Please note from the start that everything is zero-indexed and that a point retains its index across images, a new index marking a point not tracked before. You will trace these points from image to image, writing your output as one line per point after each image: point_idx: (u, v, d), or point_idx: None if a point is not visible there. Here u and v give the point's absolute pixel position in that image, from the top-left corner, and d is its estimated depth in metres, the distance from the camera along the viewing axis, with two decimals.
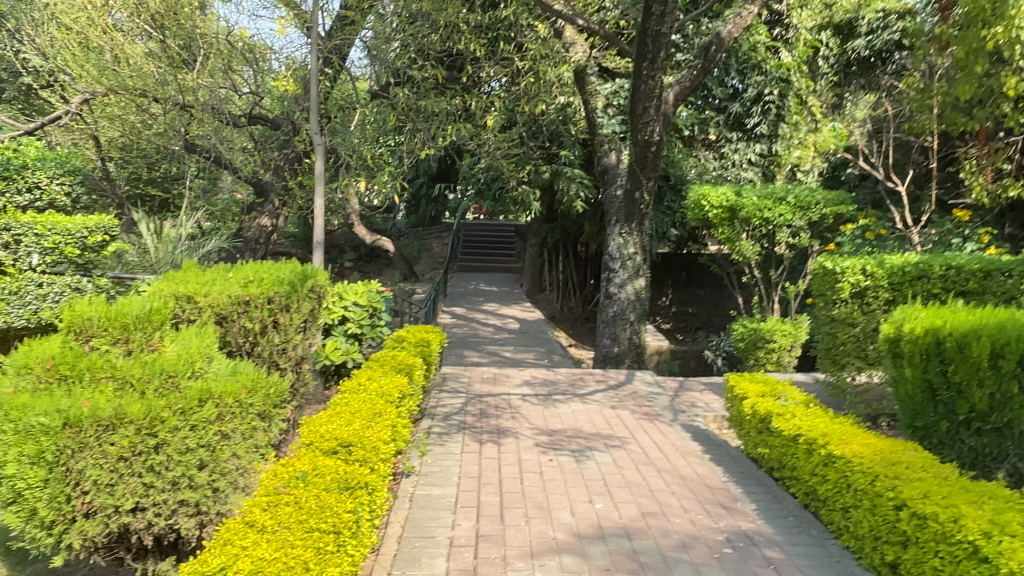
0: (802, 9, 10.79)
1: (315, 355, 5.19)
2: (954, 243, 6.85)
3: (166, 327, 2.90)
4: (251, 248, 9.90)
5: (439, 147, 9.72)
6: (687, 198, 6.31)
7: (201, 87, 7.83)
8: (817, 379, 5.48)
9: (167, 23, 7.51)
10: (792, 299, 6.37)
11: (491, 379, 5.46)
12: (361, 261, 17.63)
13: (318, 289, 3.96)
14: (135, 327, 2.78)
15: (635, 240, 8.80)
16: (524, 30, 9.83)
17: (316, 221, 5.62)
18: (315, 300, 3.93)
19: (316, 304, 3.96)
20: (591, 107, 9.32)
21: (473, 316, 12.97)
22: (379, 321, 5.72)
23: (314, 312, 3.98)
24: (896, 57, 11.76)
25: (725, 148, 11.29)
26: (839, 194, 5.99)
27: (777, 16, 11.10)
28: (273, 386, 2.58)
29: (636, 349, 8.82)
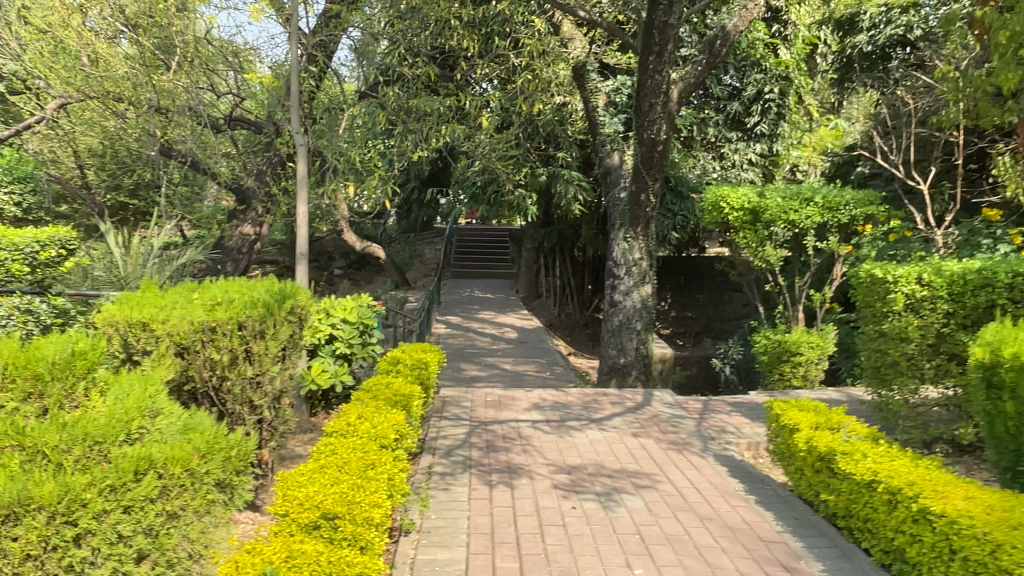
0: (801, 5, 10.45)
1: (300, 379, 4.81)
2: (986, 245, 6.38)
3: (95, 374, 2.41)
4: (233, 258, 9.34)
5: (431, 149, 9.20)
6: (704, 200, 5.82)
7: (178, 89, 7.30)
8: (853, 398, 5.00)
9: (142, 23, 7.09)
10: (817, 308, 5.87)
11: (495, 403, 4.92)
12: (351, 268, 17.10)
13: (300, 310, 3.40)
14: (65, 373, 2.26)
15: (640, 245, 8.31)
16: (520, 25, 9.35)
17: (300, 230, 5.09)
18: (296, 323, 3.38)
19: (297, 330, 3.45)
20: (591, 106, 8.83)
21: (469, 325, 12.44)
22: (371, 339, 5.23)
23: (296, 338, 3.45)
24: (899, 53, 11.25)
25: (725, 148, 10.82)
26: (871, 194, 5.48)
27: (775, 12, 10.74)
28: (235, 447, 2.05)
29: (643, 360, 8.29)
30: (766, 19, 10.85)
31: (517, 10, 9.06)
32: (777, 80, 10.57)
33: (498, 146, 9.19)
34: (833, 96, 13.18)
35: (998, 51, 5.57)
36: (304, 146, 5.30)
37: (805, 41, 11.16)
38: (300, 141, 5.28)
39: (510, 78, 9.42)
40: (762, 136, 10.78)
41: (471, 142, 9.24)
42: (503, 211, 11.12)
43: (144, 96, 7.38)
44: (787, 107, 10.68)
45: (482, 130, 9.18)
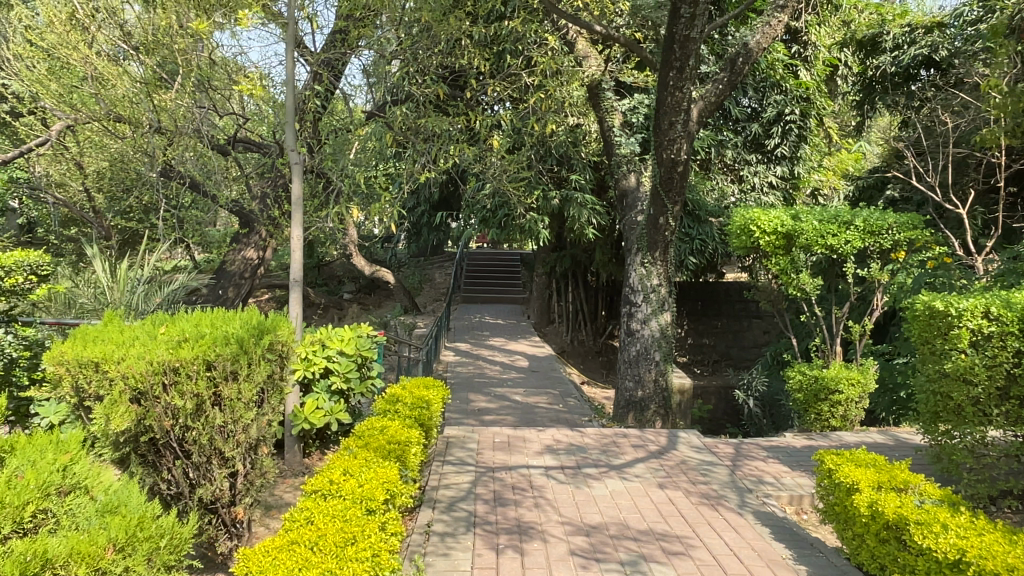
0: (820, 26, 10.14)
1: (291, 418, 4.38)
2: None
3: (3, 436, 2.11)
4: (235, 283, 9.01)
5: (440, 171, 8.86)
6: (732, 223, 5.47)
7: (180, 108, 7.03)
8: (899, 443, 4.53)
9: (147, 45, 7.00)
10: (856, 341, 5.41)
11: (504, 446, 4.47)
12: (361, 292, 16.79)
13: (282, 346, 3.00)
14: None
15: (659, 271, 7.88)
16: (532, 44, 9.04)
17: (293, 255, 4.71)
18: (277, 360, 2.97)
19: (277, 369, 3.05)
20: (606, 126, 8.46)
21: (479, 352, 12.02)
22: (371, 372, 4.85)
23: (276, 378, 3.05)
24: (924, 74, 10.83)
25: (743, 170, 10.42)
26: (915, 217, 5.03)
27: (793, 33, 10.46)
28: (162, 534, 1.94)
29: (662, 393, 7.80)
30: (784, 40, 10.56)
31: (530, 27, 8.74)
32: (797, 102, 10.16)
33: (510, 168, 8.83)
34: (855, 118, 12.78)
35: None
36: (300, 165, 4.92)
37: (824, 62, 10.82)
38: (296, 159, 4.92)
39: (522, 97, 9.08)
40: (783, 158, 10.44)
41: (482, 164, 8.89)
42: (514, 234, 10.76)
43: (143, 117, 7.12)
44: (808, 129, 10.27)
45: (493, 152, 8.82)
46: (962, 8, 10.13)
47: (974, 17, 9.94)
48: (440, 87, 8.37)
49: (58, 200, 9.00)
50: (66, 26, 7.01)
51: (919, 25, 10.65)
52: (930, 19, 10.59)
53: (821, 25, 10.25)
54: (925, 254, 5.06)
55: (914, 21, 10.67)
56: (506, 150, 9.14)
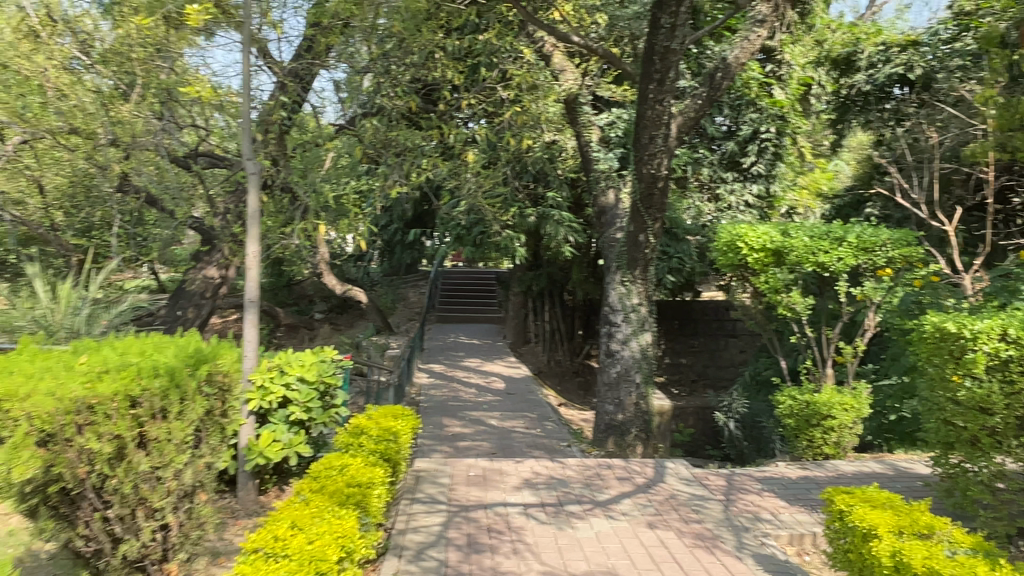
0: (794, 45, 10.08)
1: (244, 452, 4.07)
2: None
3: None
4: (195, 304, 8.59)
5: (411, 188, 8.53)
6: (718, 239, 5.22)
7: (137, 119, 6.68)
8: (898, 472, 4.26)
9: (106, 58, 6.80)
10: (849, 363, 5.14)
11: (479, 481, 4.11)
12: (332, 312, 16.37)
13: (220, 377, 2.69)
14: None
15: (639, 289, 7.60)
16: (507, 58, 8.81)
17: (249, 273, 4.34)
18: (214, 394, 2.68)
19: (212, 402, 2.72)
20: (583, 141, 8.19)
21: (453, 373, 11.65)
22: (335, 400, 4.54)
23: (215, 414, 2.73)
24: (897, 93, 10.83)
25: (720, 189, 10.23)
26: (910, 233, 4.80)
27: (767, 52, 10.40)
28: None
29: (643, 417, 7.48)
30: (758, 59, 10.49)
31: (505, 40, 8.52)
32: (772, 120, 10.05)
33: (485, 184, 8.53)
34: (830, 136, 12.73)
35: None
36: (255, 175, 4.55)
37: (799, 81, 10.76)
38: (251, 169, 4.54)
39: (498, 111, 8.82)
40: (759, 176, 10.26)
41: (456, 180, 8.59)
42: (490, 252, 10.45)
43: (98, 129, 6.88)
44: (784, 147, 10.15)
45: (468, 167, 8.54)
46: (936, 26, 10.10)
47: (949, 35, 9.90)
48: (413, 100, 8.05)
49: (14, 218, 7.99)
50: (18, 35, 6.90)
51: (893, 44, 10.63)
52: (904, 38, 10.57)
53: (795, 44, 10.20)
54: (920, 271, 4.83)
55: (888, 40, 10.65)
56: (480, 165, 8.85)
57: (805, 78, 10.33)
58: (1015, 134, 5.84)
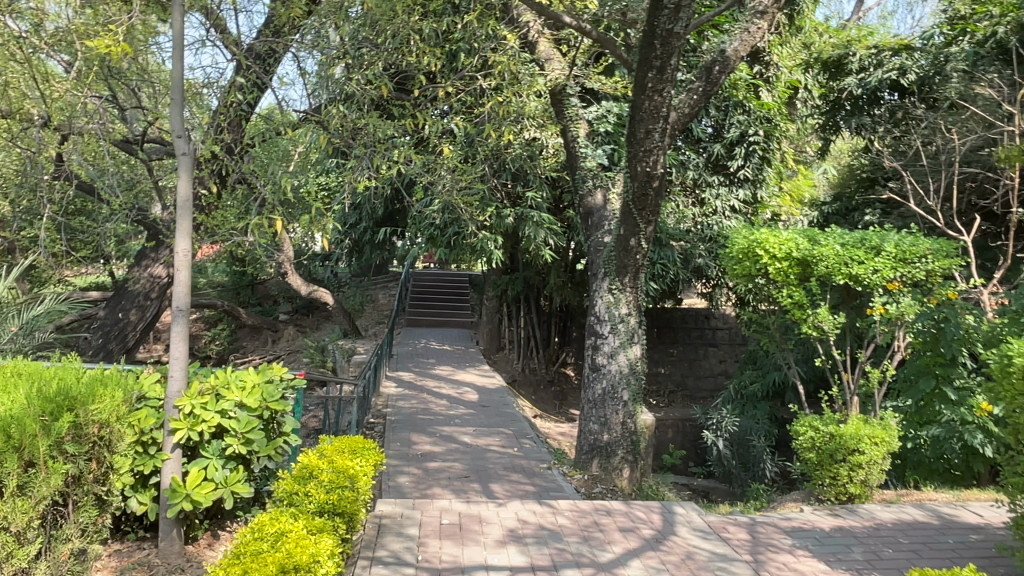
0: (782, 46, 9.55)
1: (168, 495, 3.40)
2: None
3: None
4: (139, 304, 7.81)
5: (378, 182, 7.74)
6: (732, 245, 4.63)
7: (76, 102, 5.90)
8: (944, 522, 3.64)
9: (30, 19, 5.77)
10: (877, 390, 4.54)
11: (453, 532, 3.40)
12: (298, 314, 15.54)
13: (86, 435, 2.86)
14: None
15: (628, 298, 6.95)
16: (487, 43, 8.08)
17: (177, 277, 3.60)
18: (80, 460, 2.85)
19: (76, 460, 2.82)
20: (571, 136, 7.48)
21: (423, 382, 10.92)
22: (282, 425, 3.88)
23: (85, 480, 2.90)
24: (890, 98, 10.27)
25: (704, 193, 9.60)
26: (951, 244, 4.27)
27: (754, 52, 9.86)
28: None
29: (631, 437, 6.80)
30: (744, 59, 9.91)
31: (484, 25, 7.80)
32: (760, 122, 9.45)
33: (462, 181, 7.80)
34: (815, 141, 12.20)
35: None
36: (188, 157, 3.78)
37: (788, 85, 10.22)
38: (181, 148, 3.75)
39: (476, 102, 8.14)
40: (745, 181, 9.69)
41: (430, 175, 7.87)
42: (465, 255, 9.78)
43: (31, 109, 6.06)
44: (771, 151, 9.57)
45: (443, 162, 7.79)
46: (931, 30, 9.61)
47: (944, 39, 9.42)
48: (386, 86, 7.28)
49: None
50: None
51: (886, 47, 10.08)
52: (896, 41, 10.03)
53: (784, 45, 9.69)
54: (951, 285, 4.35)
55: (881, 42, 10.10)
56: (457, 161, 8.10)
57: (792, 80, 9.83)
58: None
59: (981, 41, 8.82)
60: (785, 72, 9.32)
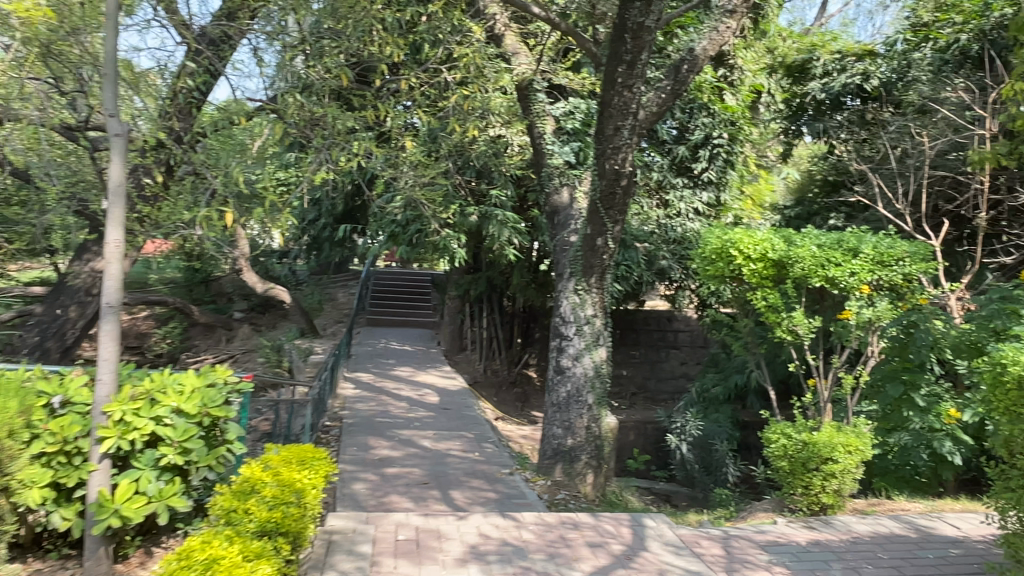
0: (747, 49, 9.50)
1: (94, 510, 3.09)
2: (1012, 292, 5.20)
3: None
4: (79, 301, 7.35)
5: (336, 176, 7.42)
6: (706, 246, 4.55)
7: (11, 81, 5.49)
8: (921, 534, 3.51)
9: None
10: (850, 395, 4.44)
11: (410, 550, 3.15)
12: (253, 312, 15.03)
13: None
14: None
15: (594, 299, 6.74)
16: (452, 35, 7.79)
17: (107, 271, 3.28)
18: None
19: None
20: (537, 132, 7.24)
21: (382, 383, 10.60)
22: (224, 433, 3.59)
23: None
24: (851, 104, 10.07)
25: (669, 194, 9.46)
26: (927, 248, 4.23)
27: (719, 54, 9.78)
28: None
29: (595, 442, 6.61)
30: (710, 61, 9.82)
31: (448, 15, 7.52)
32: (724, 126, 9.38)
33: (424, 176, 7.53)
34: (778, 145, 12.17)
35: None
36: (121, 138, 3.45)
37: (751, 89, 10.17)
38: (114, 129, 3.41)
39: (440, 96, 7.86)
40: (709, 183, 9.59)
41: (390, 170, 7.58)
42: (427, 253, 9.49)
43: None
44: (735, 154, 9.49)
45: (405, 157, 7.51)
46: (895, 36, 9.58)
47: (906, 45, 9.40)
48: (345, 76, 6.96)
49: None
50: None
51: (849, 52, 10.04)
52: (860, 47, 10.00)
53: (748, 49, 9.64)
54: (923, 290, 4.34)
55: (845, 47, 10.05)
56: (419, 156, 7.81)
57: (756, 83, 9.76)
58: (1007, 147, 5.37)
59: (943, 48, 8.80)
60: (749, 75, 9.27)
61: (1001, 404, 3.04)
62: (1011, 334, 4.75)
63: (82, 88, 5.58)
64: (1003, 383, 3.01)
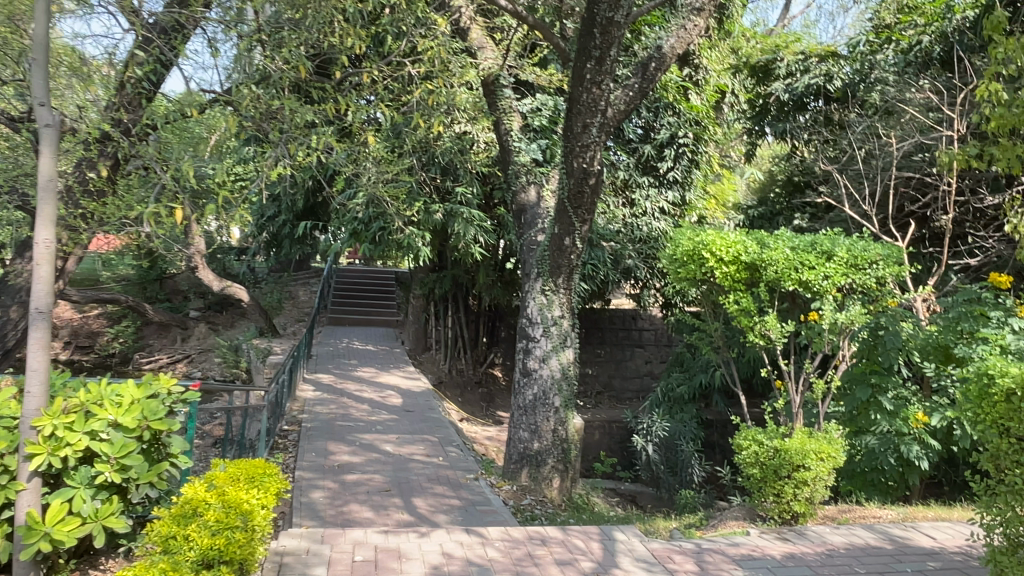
0: (712, 49, 9.47)
1: (21, 534, 2.82)
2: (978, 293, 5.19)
3: None
4: (20, 300, 6.92)
5: (295, 171, 7.14)
6: (677, 247, 4.43)
7: None
8: (897, 546, 3.43)
9: None
10: (821, 399, 4.37)
11: (367, 573, 2.96)
12: (211, 311, 14.55)
13: None
14: None
15: (561, 300, 6.59)
16: (416, 27, 7.56)
17: (35, 272, 2.98)
18: None
19: None
20: (503, 128, 7.05)
21: (343, 385, 10.34)
22: (167, 446, 3.35)
23: None
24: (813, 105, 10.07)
25: (635, 193, 9.35)
26: (900, 251, 4.16)
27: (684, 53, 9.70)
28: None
29: (562, 445, 6.47)
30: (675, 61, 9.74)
31: (410, 6, 7.27)
32: (689, 125, 9.32)
33: (387, 172, 7.29)
34: (742, 144, 12.14)
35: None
36: (52, 129, 3.18)
37: (716, 89, 10.13)
38: (45, 119, 3.14)
39: (403, 91, 7.63)
40: (674, 183, 9.51)
41: (352, 166, 7.32)
42: (390, 251, 9.25)
43: None
44: (700, 153, 9.45)
45: (367, 152, 7.27)
46: (857, 37, 9.56)
47: (868, 47, 9.37)
48: (305, 68, 6.70)
49: None
50: None
51: (812, 53, 10.01)
52: (823, 48, 9.99)
53: (713, 49, 9.62)
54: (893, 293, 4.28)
55: (808, 48, 10.03)
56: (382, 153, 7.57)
57: (720, 83, 9.75)
58: (973, 147, 5.37)
59: (905, 50, 8.83)
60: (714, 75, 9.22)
61: (985, 415, 2.96)
62: (978, 337, 4.75)
63: (22, 75, 5.24)
64: (989, 394, 2.94)
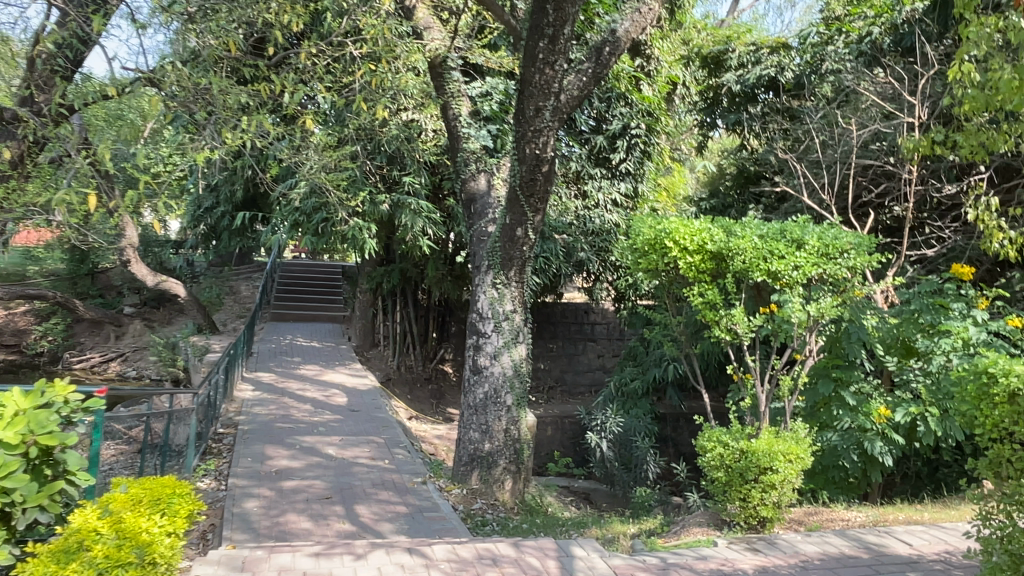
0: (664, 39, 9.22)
1: None
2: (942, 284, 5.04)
3: None
4: None
5: (227, 158, 6.63)
6: (641, 237, 4.14)
7: None
8: (875, 554, 3.21)
9: None
10: (786, 396, 4.14)
11: None
12: (145, 307, 13.76)
13: None
14: None
15: (513, 293, 6.25)
16: (357, 6, 7.09)
17: None
18: None
19: None
20: (451, 113, 6.64)
21: (285, 384, 9.82)
22: (60, 463, 2.89)
23: None
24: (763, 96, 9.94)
25: (587, 185, 9.07)
26: (872, 239, 3.95)
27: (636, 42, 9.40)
28: None
29: (513, 445, 6.15)
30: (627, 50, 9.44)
31: None
32: (642, 116, 9.04)
33: (328, 160, 6.83)
34: (693, 137, 11.94)
35: (992, 79, 4.30)
36: None
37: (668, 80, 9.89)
38: None
39: (344, 73, 7.17)
40: (627, 175, 9.24)
41: (291, 153, 6.86)
42: (334, 243, 8.76)
43: None
44: (652, 145, 9.20)
45: (306, 138, 6.80)
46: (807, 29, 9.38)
47: (819, 38, 9.20)
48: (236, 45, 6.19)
49: None
50: None
51: (763, 45, 9.82)
52: (774, 40, 9.80)
53: (664, 39, 9.41)
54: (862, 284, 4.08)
55: (759, 40, 9.83)
56: (323, 140, 7.11)
57: (672, 74, 9.54)
58: (936, 136, 5.22)
59: (856, 41, 8.72)
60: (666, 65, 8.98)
61: (985, 420, 2.77)
62: (943, 329, 4.59)
63: None
64: (989, 396, 2.74)
